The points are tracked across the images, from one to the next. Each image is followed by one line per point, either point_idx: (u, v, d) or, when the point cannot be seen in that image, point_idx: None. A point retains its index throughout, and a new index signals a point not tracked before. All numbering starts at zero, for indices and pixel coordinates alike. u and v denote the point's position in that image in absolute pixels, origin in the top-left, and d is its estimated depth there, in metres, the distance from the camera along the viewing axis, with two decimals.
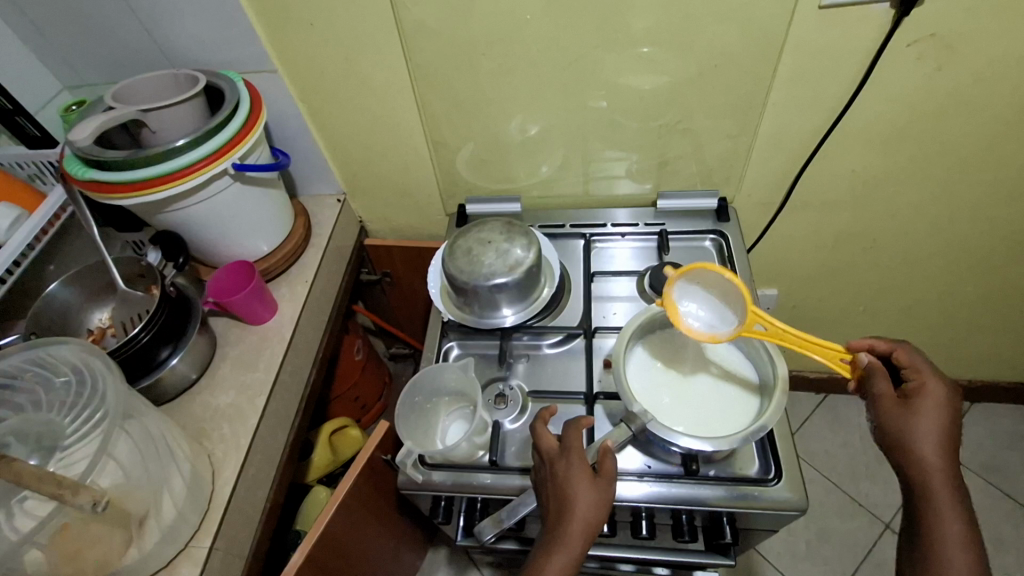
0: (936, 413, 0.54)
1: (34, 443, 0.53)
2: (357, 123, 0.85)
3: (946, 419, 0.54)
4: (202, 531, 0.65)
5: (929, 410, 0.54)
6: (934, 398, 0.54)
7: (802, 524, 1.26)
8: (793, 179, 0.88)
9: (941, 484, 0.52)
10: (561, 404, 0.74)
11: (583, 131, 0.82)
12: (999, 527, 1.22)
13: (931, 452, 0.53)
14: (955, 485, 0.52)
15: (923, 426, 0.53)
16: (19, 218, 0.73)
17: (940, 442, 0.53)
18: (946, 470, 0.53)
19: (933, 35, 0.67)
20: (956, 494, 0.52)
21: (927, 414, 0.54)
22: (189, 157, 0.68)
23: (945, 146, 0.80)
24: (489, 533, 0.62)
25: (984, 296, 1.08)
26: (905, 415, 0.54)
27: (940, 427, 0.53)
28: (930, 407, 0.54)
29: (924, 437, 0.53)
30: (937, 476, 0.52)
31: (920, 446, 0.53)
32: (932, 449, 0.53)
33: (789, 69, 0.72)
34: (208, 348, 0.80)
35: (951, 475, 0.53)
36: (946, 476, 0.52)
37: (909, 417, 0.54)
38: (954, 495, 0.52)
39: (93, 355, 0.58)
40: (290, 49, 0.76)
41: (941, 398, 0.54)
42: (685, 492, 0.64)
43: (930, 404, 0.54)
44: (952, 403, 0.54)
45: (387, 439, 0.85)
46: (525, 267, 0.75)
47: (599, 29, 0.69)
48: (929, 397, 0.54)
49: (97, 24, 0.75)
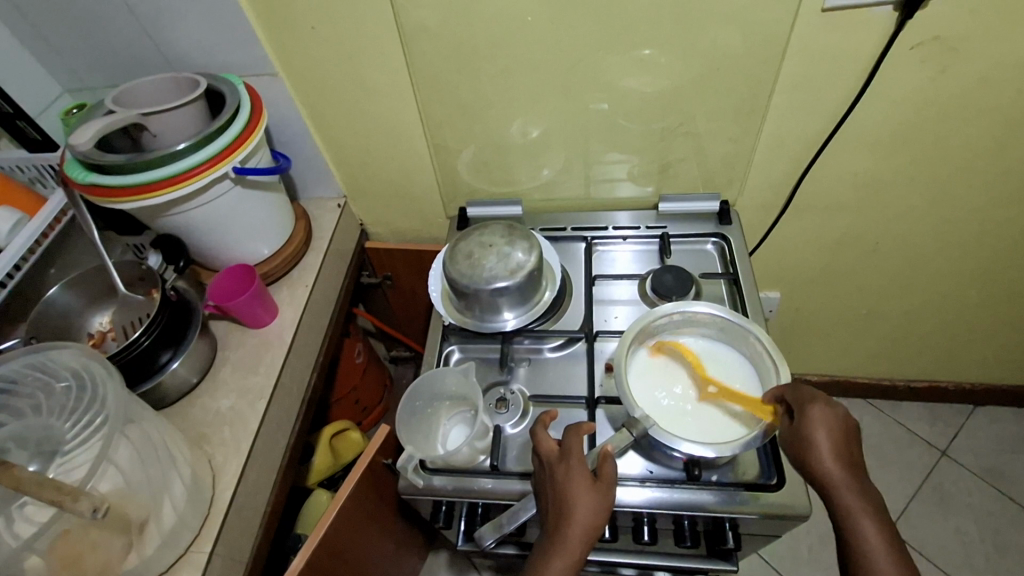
0: (830, 429, 0.53)
1: (33, 448, 0.54)
2: (358, 126, 0.85)
3: (842, 433, 0.53)
4: (202, 536, 0.65)
5: (822, 428, 0.53)
6: (825, 414, 0.53)
7: (804, 527, 1.25)
8: (795, 182, 0.88)
9: (853, 501, 0.51)
10: (562, 409, 0.74)
11: (584, 134, 0.82)
12: (1003, 530, 1.21)
13: (834, 469, 0.51)
14: (868, 499, 0.51)
15: (819, 446, 0.52)
16: (20, 222, 0.72)
17: (839, 457, 0.52)
18: (855, 484, 0.51)
19: (936, 38, 0.67)
20: (871, 507, 0.50)
21: (820, 431, 0.53)
22: (189, 162, 0.68)
23: (948, 149, 0.80)
24: (489, 538, 0.62)
25: (987, 299, 1.08)
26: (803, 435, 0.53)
27: (836, 442, 0.52)
28: (822, 424, 0.53)
29: (824, 456, 0.52)
30: (846, 492, 0.51)
31: (821, 465, 0.52)
32: (834, 467, 0.52)
33: (791, 71, 0.72)
34: (208, 352, 0.80)
35: (861, 488, 0.51)
36: (856, 492, 0.51)
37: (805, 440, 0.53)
38: (870, 508, 0.50)
39: (93, 360, 0.58)
40: (290, 53, 0.76)
41: (832, 413, 0.53)
42: (686, 498, 0.64)
43: (822, 421, 0.53)
44: (842, 415, 0.54)
45: (387, 444, 0.86)
46: (526, 271, 0.75)
47: (600, 32, 0.69)
48: (820, 414, 0.53)
49: (97, 28, 0.75)
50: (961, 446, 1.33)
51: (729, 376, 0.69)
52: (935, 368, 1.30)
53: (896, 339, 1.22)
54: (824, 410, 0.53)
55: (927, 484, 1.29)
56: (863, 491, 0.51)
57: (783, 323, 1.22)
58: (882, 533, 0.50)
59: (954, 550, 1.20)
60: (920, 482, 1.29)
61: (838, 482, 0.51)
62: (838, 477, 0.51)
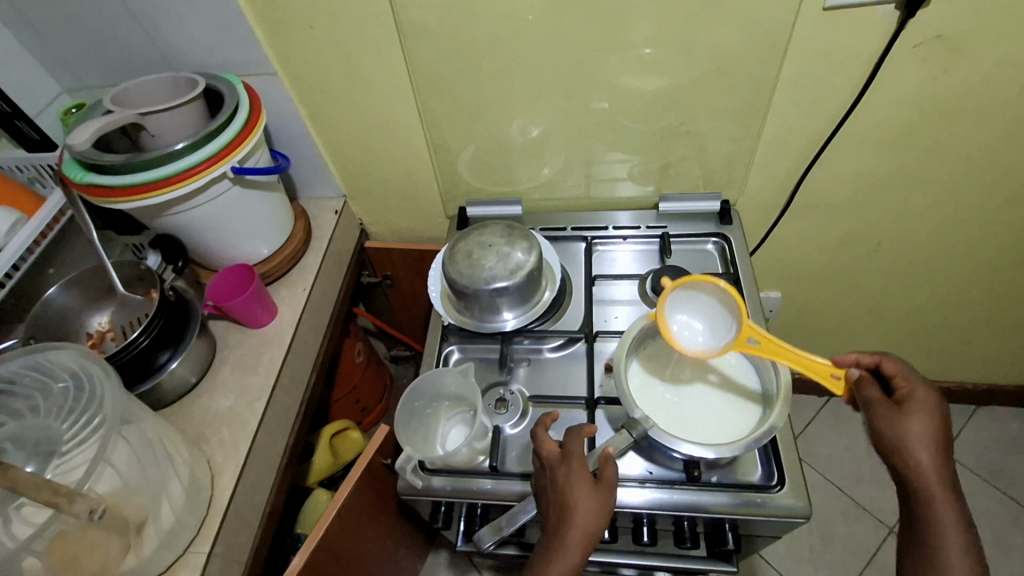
0: (928, 420, 0.53)
1: (30, 448, 0.53)
2: (357, 125, 0.85)
3: (939, 428, 0.53)
4: (200, 537, 0.65)
5: (923, 420, 0.53)
6: (926, 407, 0.54)
7: (805, 528, 1.25)
8: (796, 182, 0.87)
9: (940, 492, 0.52)
10: (562, 410, 0.73)
11: (585, 133, 0.81)
12: (1005, 531, 1.21)
13: (927, 461, 0.52)
14: (954, 495, 0.52)
15: (918, 435, 0.53)
16: (19, 221, 0.72)
17: (936, 451, 0.52)
18: (944, 480, 0.52)
19: (939, 37, 0.67)
20: (954, 499, 0.52)
21: (922, 424, 0.53)
22: (188, 161, 0.68)
23: (951, 148, 0.79)
24: (489, 540, 0.62)
25: (990, 299, 1.07)
26: (901, 421, 0.54)
27: (936, 435, 0.53)
28: (924, 416, 0.54)
29: (921, 448, 0.52)
30: (936, 487, 0.52)
31: (919, 454, 0.52)
32: (929, 459, 0.52)
33: (793, 70, 0.72)
34: (208, 351, 0.80)
35: (947, 483, 0.52)
36: (945, 486, 0.52)
37: (904, 423, 0.53)
38: (953, 503, 0.52)
39: (91, 360, 0.58)
40: (290, 52, 0.76)
41: (933, 406, 0.54)
42: (687, 499, 0.63)
43: (924, 412, 0.54)
44: (943, 412, 0.54)
45: (387, 443, 0.86)
46: (526, 271, 0.74)
47: (600, 31, 0.68)
48: (922, 404, 0.54)
49: (96, 27, 0.75)
50: (963, 447, 1.33)
51: (727, 375, 0.68)
52: (937, 368, 1.30)
53: (899, 340, 1.21)
54: (927, 401, 0.54)
55: None
56: (952, 490, 0.52)
57: (785, 323, 1.21)
58: (961, 528, 0.51)
59: None
60: None
61: (929, 474, 0.52)
62: (930, 468, 0.52)
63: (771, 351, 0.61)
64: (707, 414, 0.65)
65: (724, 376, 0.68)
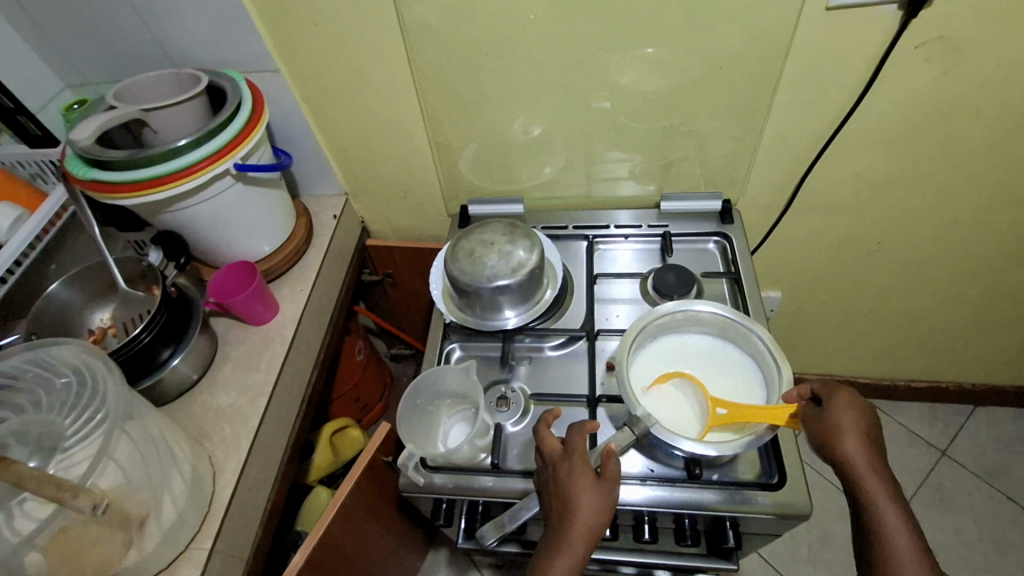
0: (853, 414, 0.56)
1: (33, 444, 0.53)
2: (360, 122, 0.85)
3: (866, 420, 0.56)
4: (202, 534, 0.65)
5: (848, 414, 0.56)
6: (850, 402, 0.57)
7: (804, 528, 1.25)
8: (798, 181, 0.87)
9: (873, 483, 0.53)
10: (564, 407, 0.73)
11: (586, 132, 0.81)
12: (1003, 531, 1.21)
13: (856, 452, 0.54)
14: (889, 485, 0.53)
15: (843, 427, 0.55)
16: (20, 218, 0.73)
17: (863, 441, 0.55)
18: (876, 470, 0.54)
19: (940, 38, 0.67)
20: (890, 487, 0.53)
21: (845, 416, 0.56)
22: (191, 157, 0.67)
23: (951, 148, 0.80)
24: (491, 537, 0.62)
25: (988, 300, 1.08)
26: (827, 417, 0.57)
27: (861, 428, 0.56)
28: (849, 411, 0.56)
29: (849, 438, 0.55)
30: (869, 477, 0.53)
31: (844, 445, 0.55)
32: (857, 450, 0.54)
33: (795, 69, 0.72)
34: (208, 348, 0.79)
35: (884, 473, 0.54)
36: (877, 476, 0.54)
37: (830, 417, 0.56)
38: (890, 493, 0.53)
39: (93, 356, 0.58)
40: (292, 49, 0.76)
41: (858, 399, 0.57)
42: (688, 497, 0.63)
43: (849, 406, 0.56)
44: (867, 407, 0.57)
45: (387, 441, 0.86)
46: (528, 269, 0.75)
47: (603, 30, 0.68)
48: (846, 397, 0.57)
49: (97, 22, 0.75)
50: (961, 446, 1.33)
51: (730, 374, 0.69)
52: (936, 368, 1.30)
53: (897, 340, 1.22)
54: (849, 395, 0.57)
55: (927, 484, 1.29)
56: (885, 479, 0.54)
57: (785, 322, 1.22)
58: (905, 518, 0.52)
59: (954, 549, 1.20)
60: (921, 482, 1.29)
61: (858, 465, 0.54)
62: (859, 459, 0.54)
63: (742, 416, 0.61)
64: (678, 412, 0.65)
65: (727, 375, 0.68)
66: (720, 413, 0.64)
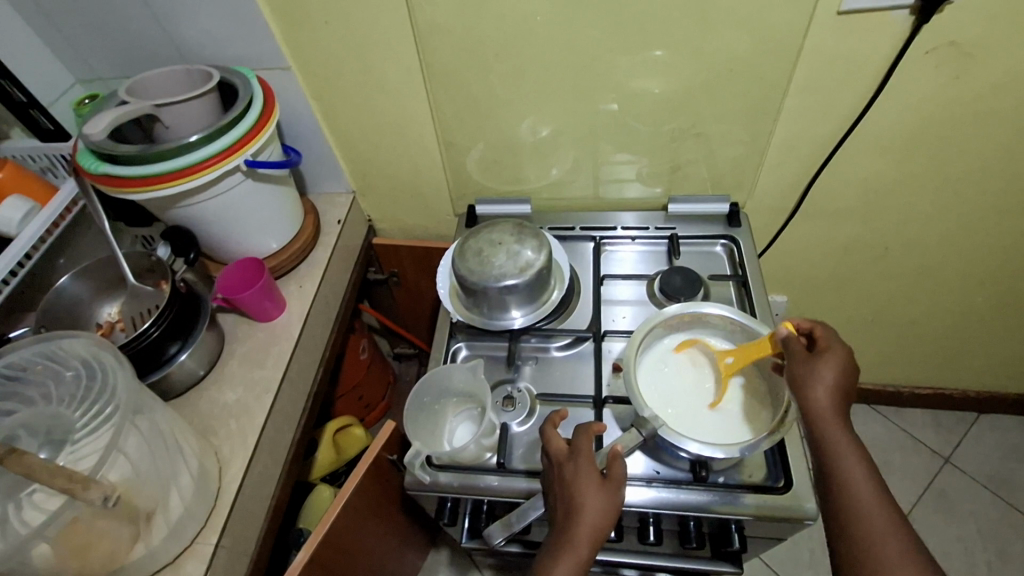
0: (830, 368, 0.56)
1: (44, 435, 0.53)
2: (369, 121, 0.85)
3: (841, 377, 0.56)
4: (208, 529, 0.65)
5: (825, 368, 0.56)
6: (834, 356, 0.57)
7: (807, 533, 1.25)
8: (805, 185, 0.87)
9: (837, 433, 0.54)
10: (570, 408, 0.73)
11: (595, 134, 0.81)
12: (1006, 540, 1.21)
13: (826, 405, 0.55)
14: (852, 439, 0.53)
15: (818, 384, 0.56)
16: (31, 211, 0.71)
17: (834, 394, 0.55)
18: (841, 423, 0.54)
19: (951, 43, 0.67)
20: (854, 441, 0.53)
21: (821, 370, 0.56)
22: (201, 153, 0.68)
23: (961, 154, 0.80)
24: (499, 537, 0.61)
25: (996, 306, 1.07)
26: (803, 371, 0.57)
27: (834, 383, 0.56)
28: (827, 363, 0.56)
29: (821, 390, 0.55)
30: (834, 429, 0.54)
31: (818, 405, 0.55)
32: (825, 402, 0.55)
33: (805, 73, 0.72)
34: (216, 344, 0.80)
35: (848, 427, 0.54)
36: (842, 427, 0.54)
37: (807, 376, 0.56)
38: (853, 447, 0.53)
39: (103, 349, 0.58)
40: (304, 47, 0.76)
41: (837, 354, 0.57)
42: (693, 499, 0.63)
43: (827, 361, 0.57)
44: (850, 363, 0.57)
45: (392, 439, 0.86)
46: (536, 268, 0.75)
47: (614, 32, 0.68)
48: (830, 356, 0.57)
49: (110, 18, 0.75)
50: (965, 453, 1.33)
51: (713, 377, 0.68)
52: (940, 375, 1.30)
53: (902, 346, 1.22)
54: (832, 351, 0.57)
55: (930, 491, 1.28)
56: (850, 432, 0.54)
57: None
58: (866, 471, 0.52)
59: (957, 557, 1.19)
60: (923, 490, 1.29)
61: (825, 416, 0.54)
62: (826, 411, 0.54)
63: (750, 359, 0.66)
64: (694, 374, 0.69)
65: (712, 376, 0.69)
66: (729, 362, 0.68)
